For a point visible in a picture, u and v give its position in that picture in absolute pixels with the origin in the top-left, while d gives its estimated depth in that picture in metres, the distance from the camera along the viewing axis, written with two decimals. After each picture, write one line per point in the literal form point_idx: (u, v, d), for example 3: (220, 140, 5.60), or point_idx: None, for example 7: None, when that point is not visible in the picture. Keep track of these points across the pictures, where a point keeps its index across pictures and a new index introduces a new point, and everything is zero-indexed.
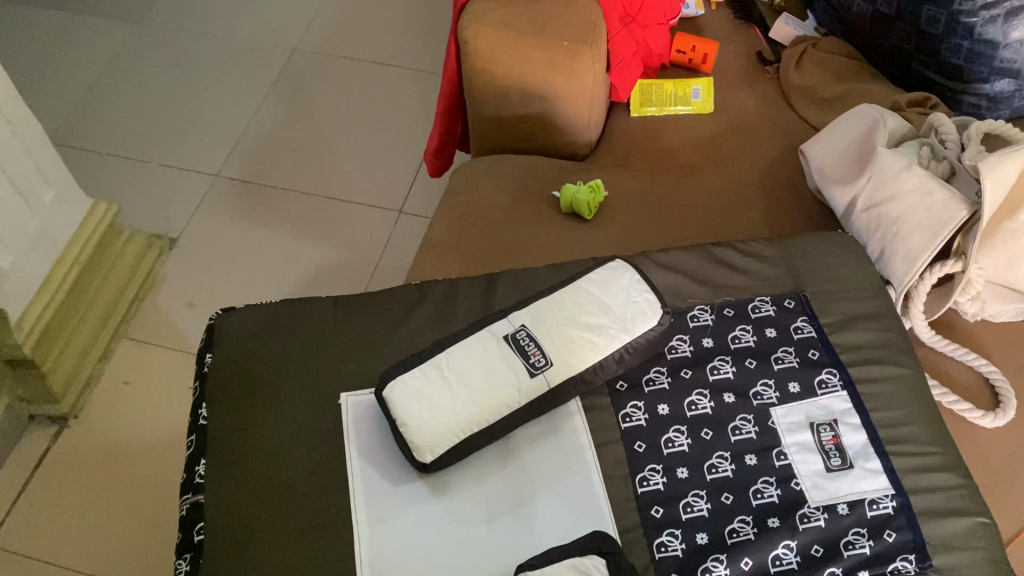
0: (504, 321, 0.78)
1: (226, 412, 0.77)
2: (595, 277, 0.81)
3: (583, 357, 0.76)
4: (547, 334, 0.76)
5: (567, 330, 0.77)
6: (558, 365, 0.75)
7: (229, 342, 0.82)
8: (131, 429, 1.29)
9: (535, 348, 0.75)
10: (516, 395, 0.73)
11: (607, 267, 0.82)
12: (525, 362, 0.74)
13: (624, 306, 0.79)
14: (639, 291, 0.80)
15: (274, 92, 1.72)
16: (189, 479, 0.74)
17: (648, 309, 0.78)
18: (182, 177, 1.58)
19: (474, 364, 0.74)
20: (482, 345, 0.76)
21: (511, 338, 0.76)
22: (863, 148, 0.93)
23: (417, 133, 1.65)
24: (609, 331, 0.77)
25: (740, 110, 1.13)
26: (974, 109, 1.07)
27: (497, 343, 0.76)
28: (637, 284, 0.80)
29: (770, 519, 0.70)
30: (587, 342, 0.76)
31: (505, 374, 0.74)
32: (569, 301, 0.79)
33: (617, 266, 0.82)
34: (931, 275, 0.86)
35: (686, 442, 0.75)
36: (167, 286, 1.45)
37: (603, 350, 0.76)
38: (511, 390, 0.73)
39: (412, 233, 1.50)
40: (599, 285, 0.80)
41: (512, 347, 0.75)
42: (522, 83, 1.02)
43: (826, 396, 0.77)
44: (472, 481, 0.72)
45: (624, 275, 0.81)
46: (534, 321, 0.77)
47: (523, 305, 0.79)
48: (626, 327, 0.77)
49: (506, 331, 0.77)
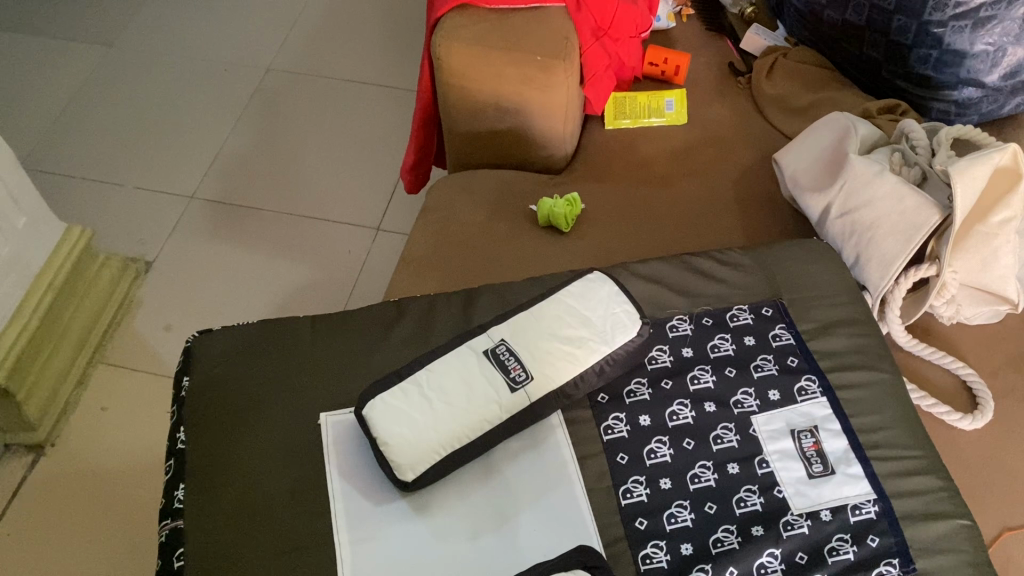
0: (483, 335, 0.78)
1: (205, 435, 0.77)
2: (574, 288, 0.81)
3: (564, 371, 0.75)
4: (528, 347, 0.76)
5: (548, 344, 0.77)
6: (539, 379, 0.75)
7: (206, 365, 0.82)
8: (112, 454, 1.27)
9: (515, 363, 0.75)
10: (497, 411, 0.73)
11: (585, 278, 0.82)
12: (505, 377, 0.74)
13: (605, 317, 0.78)
14: (619, 303, 0.79)
15: (249, 113, 1.71)
16: (168, 504, 0.73)
17: (628, 319, 0.78)
18: (157, 199, 1.57)
19: (455, 380, 0.74)
20: (462, 362, 0.75)
21: (491, 353, 0.76)
22: (835, 154, 0.92)
23: (393, 150, 1.65)
24: (590, 343, 0.77)
25: (714, 119, 1.13)
26: (943, 116, 1.09)
27: (477, 359, 0.76)
28: (616, 294, 0.80)
29: (754, 527, 0.71)
30: (568, 355, 0.76)
31: (487, 389, 0.73)
32: (549, 314, 0.79)
33: (595, 276, 0.82)
34: (905, 279, 0.85)
35: (668, 453, 0.75)
36: (144, 309, 1.43)
37: (585, 363, 0.76)
38: (493, 406, 0.73)
39: (390, 250, 1.50)
40: (578, 296, 0.80)
41: (492, 363, 0.75)
42: (496, 98, 1.02)
43: (806, 403, 0.78)
44: (455, 497, 0.72)
45: (604, 286, 0.81)
46: (513, 335, 0.77)
47: (503, 320, 0.79)
48: (606, 339, 0.77)
49: (486, 345, 0.77)
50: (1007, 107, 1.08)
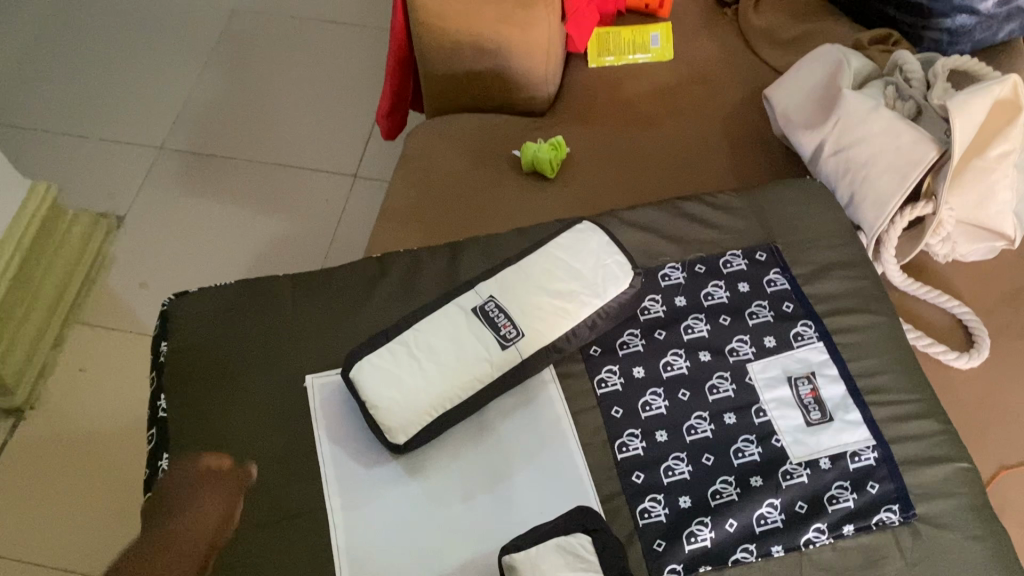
0: (471, 293, 0.75)
1: (186, 403, 0.75)
2: (562, 239, 0.78)
3: (556, 325, 0.73)
4: (518, 302, 0.74)
5: (537, 298, 0.74)
6: (531, 336, 0.72)
7: (184, 329, 0.79)
8: (93, 418, 1.25)
9: (505, 320, 0.73)
10: (488, 369, 0.71)
11: (573, 228, 0.79)
12: (495, 334, 0.72)
13: (596, 269, 0.76)
14: (610, 254, 0.77)
15: (215, 57, 1.64)
16: (153, 474, 0.71)
17: (620, 270, 0.76)
18: (125, 151, 1.51)
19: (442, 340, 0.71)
20: (450, 321, 0.73)
21: (479, 311, 0.73)
22: (829, 89, 0.89)
23: (368, 93, 1.59)
24: (581, 295, 0.75)
25: (700, 51, 1.09)
26: (936, 45, 1.03)
27: (465, 317, 0.73)
28: (607, 244, 0.78)
29: (753, 478, 0.70)
30: (559, 309, 0.74)
31: (477, 347, 0.71)
32: (538, 267, 0.76)
33: (584, 225, 0.80)
34: (901, 218, 0.82)
35: (663, 404, 0.74)
36: (118, 265, 1.39)
37: (577, 317, 0.74)
38: (484, 364, 0.71)
39: (368, 199, 1.45)
40: (567, 247, 0.78)
41: (482, 320, 0.73)
42: (475, 38, 0.98)
43: (802, 349, 0.76)
44: (449, 459, 0.71)
45: (593, 236, 0.78)
46: (502, 291, 0.75)
47: (490, 276, 0.76)
48: (599, 291, 0.75)
49: (474, 303, 0.74)
50: (1001, 33, 1.03)
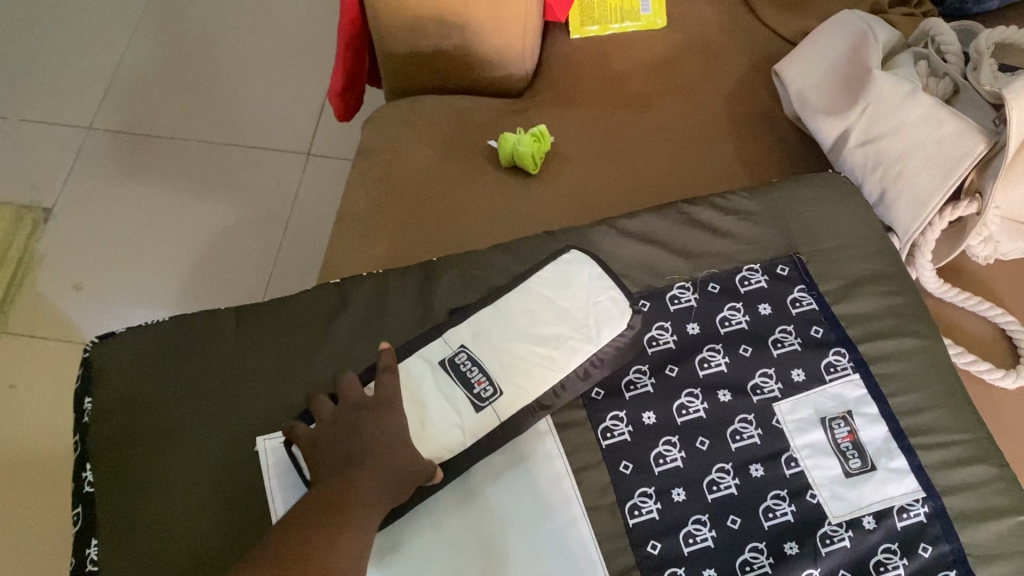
0: (439, 341, 0.65)
1: (118, 475, 0.64)
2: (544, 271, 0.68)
3: (539, 378, 0.63)
4: (493, 352, 0.63)
5: (516, 346, 0.64)
6: (508, 394, 0.62)
7: (111, 381, 0.68)
8: (26, 442, 1.12)
9: (480, 375, 0.62)
10: (460, 437, 0.60)
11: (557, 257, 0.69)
12: (468, 393, 0.62)
13: (585, 308, 0.65)
14: (603, 289, 0.66)
15: (148, 21, 1.47)
16: (80, 566, 0.61)
17: (617, 309, 0.65)
18: (49, 132, 1.35)
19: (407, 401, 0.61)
20: (415, 377, 0.62)
21: (449, 364, 0.63)
22: (854, 68, 0.77)
23: (320, 59, 1.43)
24: (569, 340, 0.64)
25: (696, 16, 0.96)
26: (960, 3, 0.90)
27: (433, 372, 0.63)
28: (599, 276, 0.67)
29: (787, 545, 0.60)
30: (542, 359, 0.63)
31: (447, 410, 0.61)
32: (516, 308, 0.66)
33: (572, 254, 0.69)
34: (940, 220, 0.72)
35: (679, 456, 0.63)
36: (46, 265, 1.24)
37: (564, 367, 0.63)
38: (456, 430, 0.60)
39: (325, 179, 1.32)
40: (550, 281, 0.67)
41: (451, 375, 0.63)
42: (439, 13, 0.84)
43: (836, 383, 0.66)
44: (431, 531, 0.60)
45: (582, 267, 0.68)
46: (475, 338, 0.64)
47: (462, 319, 0.66)
48: (591, 335, 0.64)
49: (443, 355, 0.64)
50: None
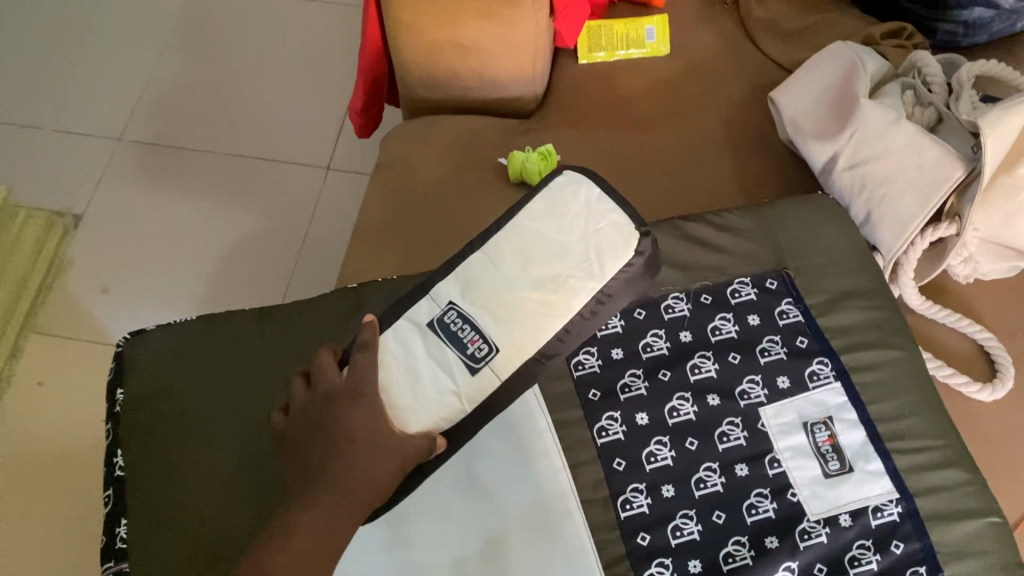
0: (424, 297, 0.55)
1: (147, 461, 0.69)
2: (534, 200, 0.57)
3: (542, 330, 0.53)
4: (487, 305, 0.53)
5: (512, 294, 0.53)
6: (507, 351, 0.52)
7: (142, 373, 0.73)
8: (52, 437, 1.17)
9: (472, 334, 0.53)
10: (457, 405, 0.52)
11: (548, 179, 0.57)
12: (459, 355, 0.52)
13: (582, 237, 0.54)
14: (600, 212, 0.55)
15: (177, 38, 1.53)
16: (110, 543, 0.66)
17: (619, 235, 0.54)
18: (81, 142, 1.41)
19: (389, 367, 0.53)
20: (400, 340, 0.54)
21: (437, 324, 0.54)
22: (842, 97, 0.82)
23: (341, 77, 1.49)
24: (567, 277, 0.53)
25: (700, 43, 1.01)
26: (949, 37, 0.95)
27: (420, 334, 0.54)
28: (594, 200, 0.55)
29: (768, 539, 0.64)
30: (543, 307, 0.53)
31: (437, 374, 0.52)
32: (509, 249, 0.55)
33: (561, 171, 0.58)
34: (921, 240, 0.76)
35: (670, 455, 0.68)
36: (75, 269, 1.30)
37: (568, 310, 0.53)
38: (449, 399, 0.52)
39: (343, 192, 1.37)
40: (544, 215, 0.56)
41: (440, 336, 0.53)
42: (454, 37, 0.89)
43: (818, 391, 0.70)
44: (434, 522, 0.66)
45: (576, 187, 0.56)
46: (464, 291, 0.55)
47: (452, 271, 0.56)
48: (595, 271, 0.53)
49: (428, 314, 0.54)
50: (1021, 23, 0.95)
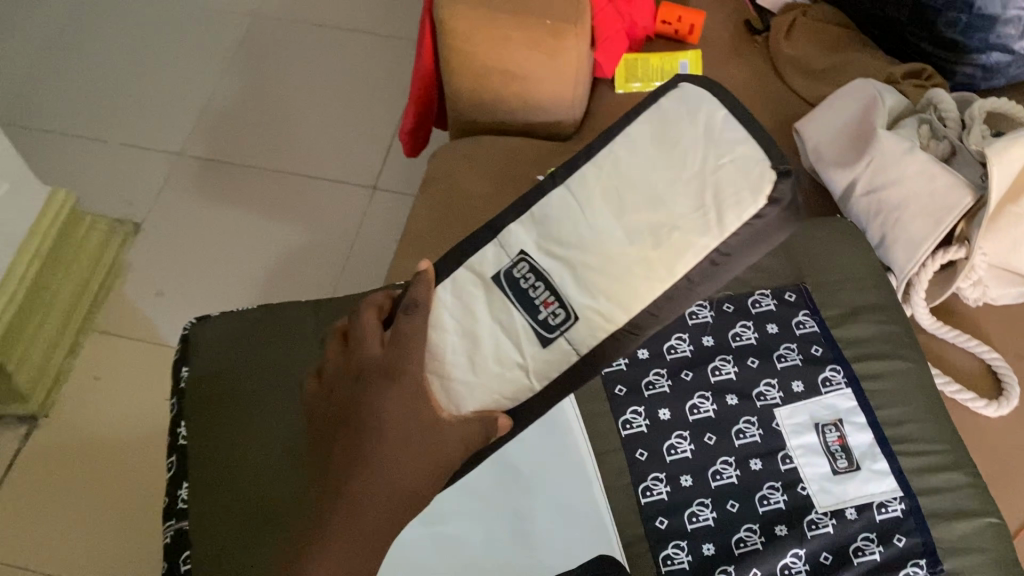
0: (497, 249, 0.55)
1: (207, 432, 0.75)
2: (642, 137, 0.56)
3: (634, 289, 0.51)
4: (561, 259, 0.53)
5: (603, 248, 0.52)
6: (587, 319, 0.51)
7: (206, 354, 0.80)
8: (105, 428, 1.24)
9: (547, 296, 0.52)
10: (526, 379, 0.52)
11: (665, 109, 0.56)
12: (533, 319, 0.52)
13: (698, 177, 0.52)
14: (723, 149, 0.52)
15: (237, 63, 1.63)
16: (172, 504, 0.72)
17: (756, 173, 0.50)
18: (144, 156, 1.50)
19: (446, 331, 0.53)
20: (463, 297, 0.54)
21: (506, 281, 0.53)
22: (862, 129, 0.87)
23: (389, 104, 1.58)
24: (679, 226, 0.51)
25: (730, 78, 1.07)
26: (968, 80, 1.01)
27: (485, 290, 0.54)
28: (718, 134, 0.53)
29: (778, 527, 0.69)
30: (638, 264, 0.51)
31: (502, 344, 0.52)
32: (604, 190, 0.55)
33: (683, 98, 0.56)
34: (932, 262, 0.82)
35: (688, 448, 0.73)
36: (134, 273, 1.38)
37: (675, 271, 0.51)
38: (518, 374, 0.52)
39: (387, 212, 1.45)
40: (652, 153, 0.54)
41: (512, 295, 0.53)
42: (501, 65, 0.96)
43: (831, 395, 0.75)
44: (469, 497, 0.72)
45: (699, 117, 0.54)
46: (540, 245, 0.54)
47: (530, 224, 0.55)
48: (709, 222, 0.50)
49: (501, 267, 0.54)
50: None
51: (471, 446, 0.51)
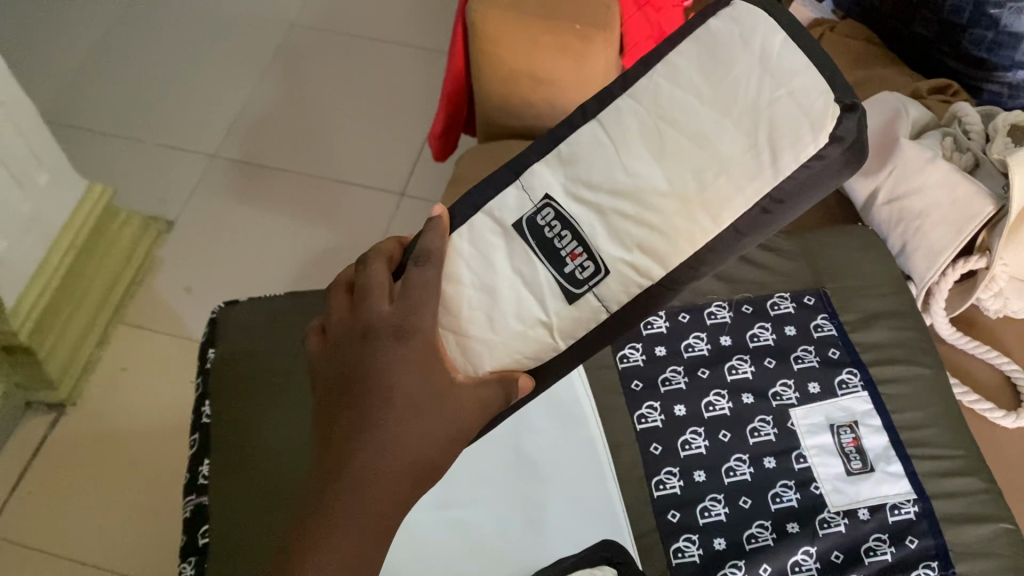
0: (523, 201, 0.57)
1: (229, 412, 0.77)
2: (690, 70, 0.55)
3: (676, 238, 0.51)
4: (590, 208, 0.54)
5: (646, 194, 0.52)
6: (618, 272, 0.53)
7: (232, 337, 0.82)
8: (130, 418, 1.26)
9: (575, 249, 0.54)
10: (548, 337, 0.54)
11: (717, 39, 0.55)
12: (558, 273, 0.54)
13: (750, 113, 0.51)
14: (780, 83, 0.51)
15: (274, 69, 1.67)
16: (193, 479, 0.74)
17: (819, 108, 0.49)
18: (180, 156, 1.54)
19: (464, 284, 0.55)
20: (482, 245, 0.56)
21: (534, 234, 0.55)
22: (884, 135, 0.88)
23: (420, 114, 1.61)
24: (725, 170, 0.51)
25: None
26: (996, 97, 1.00)
27: (506, 239, 0.56)
28: (773, 68, 0.52)
29: (790, 524, 0.69)
30: (683, 210, 0.51)
31: (525, 301, 0.54)
32: (648, 129, 0.54)
33: (741, 25, 0.55)
34: (952, 271, 0.82)
35: (703, 444, 0.74)
36: (165, 269, 1.41)
37: (720, 221, 0.51)
38: (541, 329, 0.54)
39: (414, 218, 1.47)
40: (699, 87, 0.54)
41: (538, 247, 0.55)
42: (531, 69, 0.98)
43: (847, 397, 0.76)
44: (484, 483, 0.73)
45: (754, 47, 0.53)
46: (572, 195, 0.55)
47: (566, 174, 0.56)
48: (762, 161, 0.50)
49: (527, 216, 0.56)
50: None
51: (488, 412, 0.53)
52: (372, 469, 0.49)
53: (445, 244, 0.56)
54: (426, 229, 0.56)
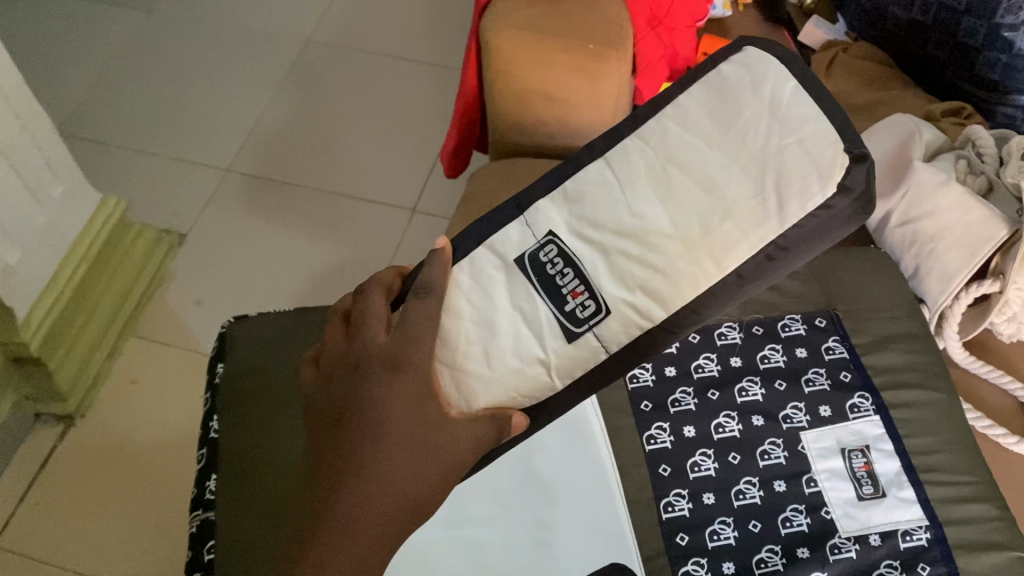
0: (524, 233, 0.57)
1: (237, 428, 0.77)
2: (700, 115, 0.56)
3: (677, 281, 0.52)
4: (592, 246, 0.54)
5: (647, 234, 0.53)
6: (620, 313, 0.53)
7: (242, 353, 0.82)
8: (139, 430, 1.26)
9: (576, 287, 0.53)
10: (544, 375, 0.54)
11: (729, 81, 0.57)
12: (559, 310, 0.53)
13: (758, 160, 0.53)
14: (789, 131, 0.52)
15: (288, 85, 1.68)
16: (200, 494, 0.73)
17: (828, 158, 0.50)
18: (194, 170, 1.55)
19: (462, 318, 0.54)
20: (481, 279, 0.56)
21: (533, 267, 0.55)
22: (898, 161, 0.88)
23: (433, 131, 1.61)
24: (731, 215, 0.52)
25: None
26: (1010, 121, 1.00)
27: (507, 273, 0.56)
28: (783, 115, 0.53)
29: (800, 549, 0.68)
30: (685, 253, 0.52)
31: (523, 338, 0.54)
32: (653, 168, 0.55)
33: (753, 72, 0.56)
34: (964, 295, 0.81)
35: (712, 466, 0.73)
36: (176, 281, 1.41)
37: (724, 266, 0.51)
38: (537, 368, 0.54)
39: (425, 234, 1.47)
40: (709, 132, 0.55)
41: (538, 280, 0.55)
42: (545, 88, 0.98)
43: (858, 421, 0.75)
44: (490, 501, 0.72)
45: (766, 91, 0.55)
46: (574, 230, 0.56)
47: (567, 209, 0.57)
48: (768, 209, 0.51)
49: (529, 249, 0.56)
50: None
51: (480, 450, 0.52)
52: (358, 505, 0.48)
53: (446, 276, 0.55)
54: (428, 261, 0.56)
